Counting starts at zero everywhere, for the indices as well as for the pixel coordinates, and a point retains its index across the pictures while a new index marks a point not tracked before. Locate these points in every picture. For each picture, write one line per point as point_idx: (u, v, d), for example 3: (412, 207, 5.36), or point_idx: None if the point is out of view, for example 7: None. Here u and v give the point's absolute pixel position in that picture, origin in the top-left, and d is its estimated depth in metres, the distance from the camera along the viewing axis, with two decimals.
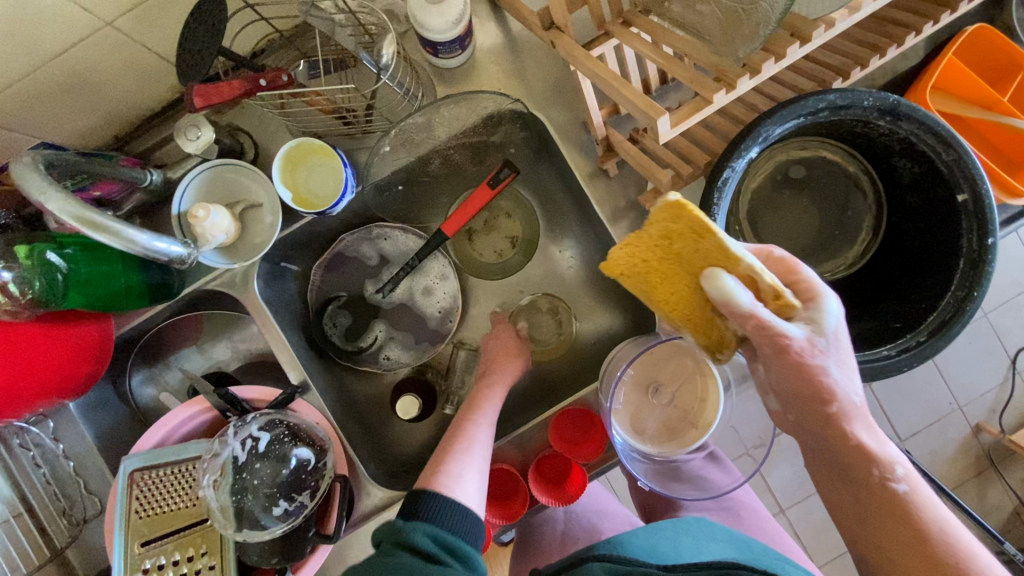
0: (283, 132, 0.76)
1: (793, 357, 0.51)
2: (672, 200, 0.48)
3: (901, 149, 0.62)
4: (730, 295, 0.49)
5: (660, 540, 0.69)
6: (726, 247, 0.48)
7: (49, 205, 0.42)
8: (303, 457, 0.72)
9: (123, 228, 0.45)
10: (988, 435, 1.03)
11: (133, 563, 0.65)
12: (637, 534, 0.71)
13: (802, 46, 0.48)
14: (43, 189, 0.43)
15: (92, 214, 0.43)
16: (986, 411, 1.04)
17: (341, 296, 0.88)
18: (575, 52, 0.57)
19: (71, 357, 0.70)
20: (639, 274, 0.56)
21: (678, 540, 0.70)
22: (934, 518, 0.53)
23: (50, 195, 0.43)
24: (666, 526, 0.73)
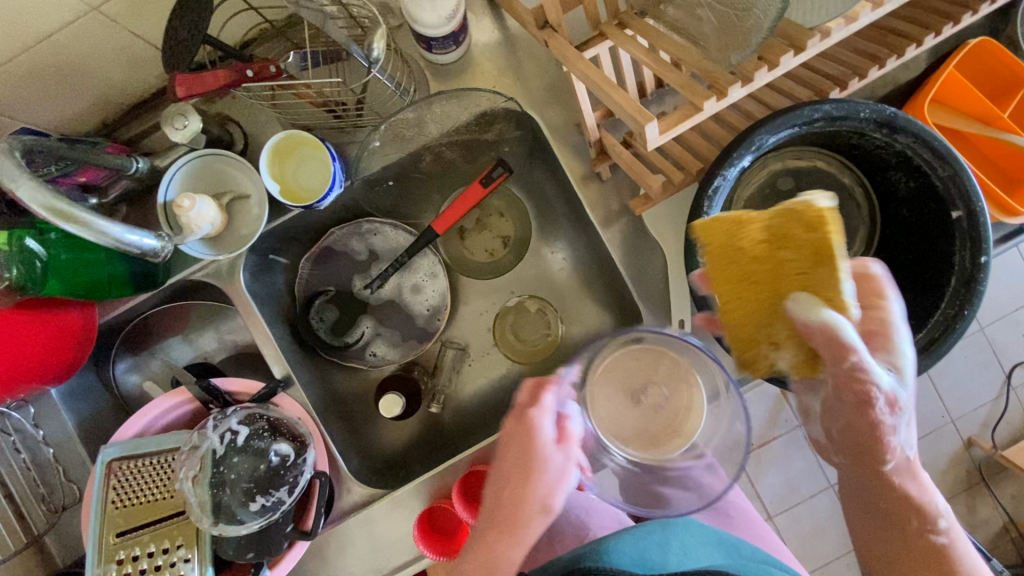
0: (274, 123, 0.75)
1: (869, 412, 0.50)
2: (822, 207, 0.44)
3: (897, 163, 0.62)
4: (830, 328, 0.45)
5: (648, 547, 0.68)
6: (842, 289, 0.46)
7: (20, 194, 0.41)
8: (282, 453, 0.71)
9: (95, 221, 0.43)
10: (980, 450, 1.00)
11: (108, 553, 0.65)
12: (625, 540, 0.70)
13: (796, 56, 0.47)
14: (13, 178, 0.42)
15: (63, 206, 0.41)
16: (978, 426, 1.01)
17: (329, 289, 0.88)
18: (568, 53, 0.56)
19: (54, 344, 0.70)
20: (724, 260, 0.49)
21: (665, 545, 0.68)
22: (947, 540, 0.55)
23: (24, 185, 0.42)
24: (653, 530, 0.72)
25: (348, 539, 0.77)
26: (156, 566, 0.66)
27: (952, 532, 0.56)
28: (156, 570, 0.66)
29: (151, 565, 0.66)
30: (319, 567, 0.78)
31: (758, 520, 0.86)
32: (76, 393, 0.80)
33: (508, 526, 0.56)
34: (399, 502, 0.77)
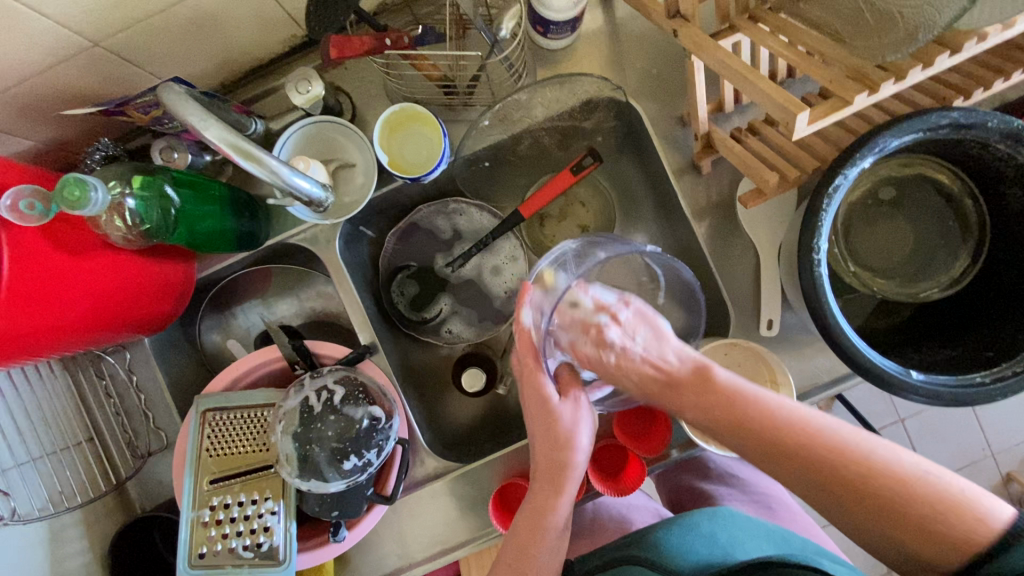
0: (382, 96, 0.77)
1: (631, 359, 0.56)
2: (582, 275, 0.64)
3: (1015, 176, 0.61)
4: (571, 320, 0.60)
5: (694, 537, 0.72)
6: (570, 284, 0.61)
7: (211, 131, 0.48)
8: (374, 417, 0.72)
9: (269, 158, 0.51)
10: (1018, 485, 1.18)
11: (201, 500, 0.67)
12: (670, 529, 0.73)
13: (951, 56, 0.47)
14: (200, 117, 0.48)
15: (249, 145, 0.49)
16: (1019, 462, 1.19)
17: (411, 265, 0.89)
18: (703, 42, 0.57)
19: (158, 294, 0.70)
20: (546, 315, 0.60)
21: (714, 537, 0.71)
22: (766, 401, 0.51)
23: (208, 123, 0.48)
24: (701, 520, 0.74)
25: (417, 510, 0.78)
26: (245, 516, 0.68)
27: (753, 391, 0.51)
28: (245, 519, 0.68)
29: (241, 514, 0.68)
30: (386, 538, 0.78)
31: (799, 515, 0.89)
32: (166, 345, 0.82)
33: (545, 493, 0.60)
34: (469, 479, 0.78)
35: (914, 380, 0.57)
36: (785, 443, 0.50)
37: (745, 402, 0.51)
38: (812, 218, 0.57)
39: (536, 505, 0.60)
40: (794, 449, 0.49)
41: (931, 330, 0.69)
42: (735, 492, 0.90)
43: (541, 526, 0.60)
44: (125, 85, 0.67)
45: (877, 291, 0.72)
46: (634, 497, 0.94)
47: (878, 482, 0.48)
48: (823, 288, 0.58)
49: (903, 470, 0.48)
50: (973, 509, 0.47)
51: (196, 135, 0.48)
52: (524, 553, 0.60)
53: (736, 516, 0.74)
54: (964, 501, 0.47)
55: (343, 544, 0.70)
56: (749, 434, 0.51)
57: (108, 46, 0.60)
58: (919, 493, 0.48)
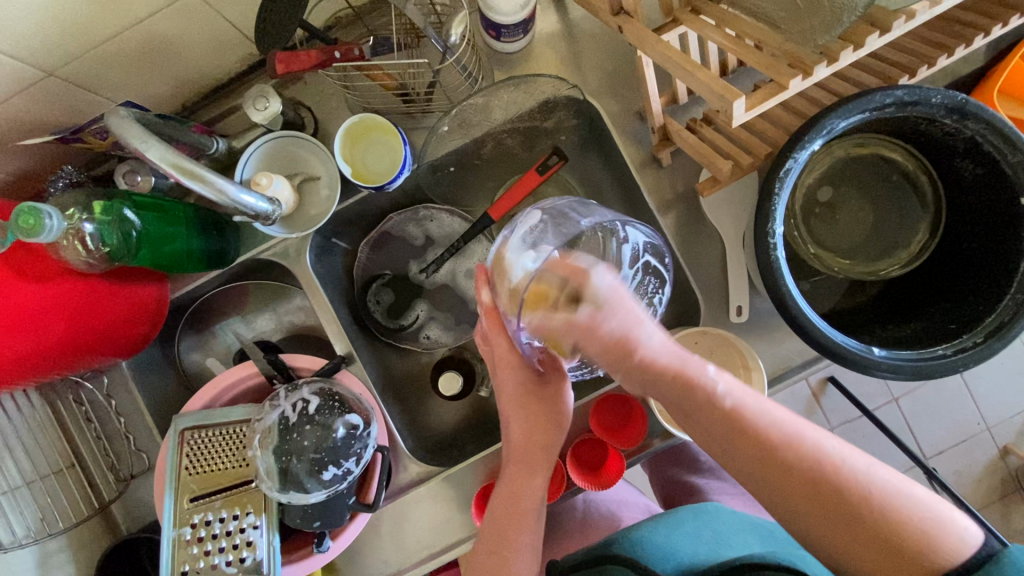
0: (344, 108, 0.77)
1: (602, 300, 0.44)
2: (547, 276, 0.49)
3: (964, 150, 0.62)
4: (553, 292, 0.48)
5: (681, 537, 0.70)
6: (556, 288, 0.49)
7: (152, 154, 0.48)
8: (351, 424, 0.74)
9: (212, 176, 0.52)
10: (1015, 458, 1.18)
11: (182, 517, 0.67)
12: (656, 529, 0.73)
13: (881, 37, 0.48)
14: (142, 140, 0.49)
15: (192, 165, 0.50)
16: (1014, 435, 1.20)
17: (386, 274, 0.89)
18: (646, 37, 0.58)
19: (130, 318, 0.71)
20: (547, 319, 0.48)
21: (698, 534, 0.71)
22: (779, 430, 0.46)
23: (150, 144, 0.49)
24: (686, 517, 0.74)
25: (404, 514, 0.78)
26: (227, 531, 0.68)
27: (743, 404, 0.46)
28: (227, 535, 0.68)
29: (223, 530, 0.68)
30: (375, 546, 0.79)
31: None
32: (144, 367, 0.82)
33: (514, 476, 0.63)
34: (453, 482, 0.78)
35: (877, 356, 0.58)
36: (779, 460, 0.45)
37: (749, 417, 0.46)
38: (765, 203, 0.58)
39: (511, 489, 0.63)
40: (747, 443, 0.46)
41: (894, 306, 0.70)
42: (724, 484, 0.90)
43: (516, 510, 0.63)
44: (83, 113, 0.67)
45: (839, 271, 0.73)
46: (624, 493, 0.95)
47: (839, 484, 0.45)
48: (780, 272, 0.58)
49: (878, 489, 0.45)
50: (943, 531, 0.44)
51: (137, 157, 0.49)
52: (499, 548, 0.63)
53: (722, 514, 0.74)
54: (935, 526, 0.44)
55: (327, 554, 0.70)
56: (778, 461, 0.45)
57: (62, 76, 0.60)
58: (884, 507, 0.44)
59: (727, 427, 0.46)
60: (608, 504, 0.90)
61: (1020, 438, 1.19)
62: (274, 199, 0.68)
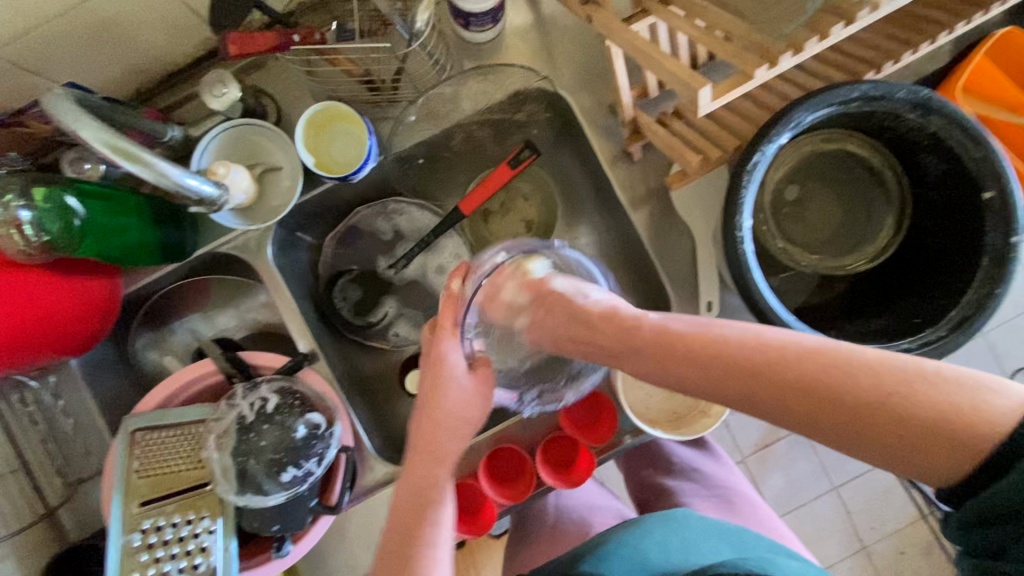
0: (308, 97, 0.75)
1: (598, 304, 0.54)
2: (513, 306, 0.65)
3: (928, 145, 0.62)
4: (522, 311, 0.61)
5: (650, 545, 0.69)
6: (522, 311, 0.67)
7: (87, 134, 0.45)
8: (312, 423, 0.70)
9: (155, 161, 0.50)
10: None
11: (131, 523, 0.64)
12: (625, 537, 0.71)
13: (846, 27, 0.48)
14: (74, 118, 0.46)
15: (131, 148, 0.47)
16: None
17: (353, 269, 0.87)
18: (614, 26, 0.57)
19: (76, 314, 0.67)
20: None
21: (667, 541, 0.69)
22: (762, 343, 0.47)
23: (84, 123, 0.46)
24: (654, 527, 0.72)
25: (369, 516, 0.76)
26: (180, 537, 0.65)
27: (712, 328, 0.49)
28: (180, 540, 0.65)
29: (175, 535, 0.65)
30: (339, 550, 0.76)
31: (756, 503, 0.88)
32: (96, 366, 0.78)
33: (416, 473, 0.56)
34: None
35: None
36: (777, 371, 0.46)
37: (735, 346, 0.47)
38: (733, 195, 0.58)
39: (413, 478, 0.56)
40: (733, 360, 0.47)
41: (861, 305, 0.71)
42: (696, 486, 0.90)
43: (417, 506, 0.54)
44: (26, 95, 0.64)
45: (809, 266, 0.72)
46: (596, 497, 0.93)
47: (852, 381, 0.44)
48: (748, 266, 0.58)
49: (891, 370, 0.43)
50: (983, 397, 0.42)
51: (71, 137, 0.46)
52: (401, 550, 0.53)
53: (689, 519, 0.73)
54: (966, 392, 0.42)
55: (289, 558, 0.68)
56: (787, 383, 0.45)
57: (2, 55, 0.57)
58: (913, 395, 0.43)
59: (710, 352, 0.48)
60: (579, 508, 0.89)
61: None
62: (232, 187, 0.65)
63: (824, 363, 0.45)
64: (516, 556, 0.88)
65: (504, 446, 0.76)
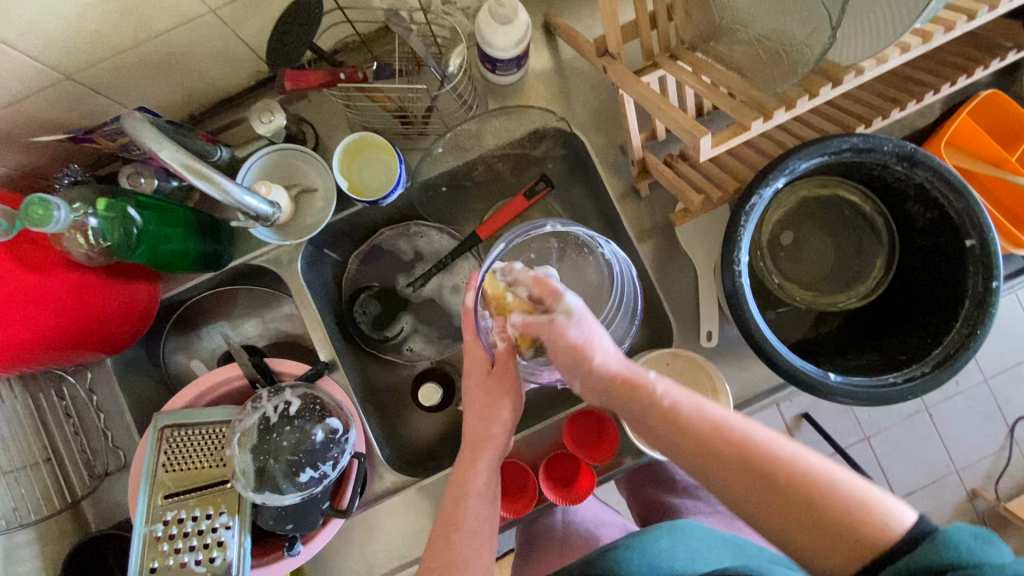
0: (344, 127, 0.82)
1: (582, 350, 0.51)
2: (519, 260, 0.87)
3: (915, 195, 0.67)
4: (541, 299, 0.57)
5: (658, 554, 0.69)
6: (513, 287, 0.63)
7: (167, 155, 0.51)
8: (331, 428, 0.75)
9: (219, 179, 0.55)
10: (983, 501, 1.23)
11: (155, 514, 0.68)
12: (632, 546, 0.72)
13: (834, 88, 0.53)
14: (156, 140, 0.51)
15: (203, 168, 0.53)
16: (982, 478, 1.25)
17: (373, 286, 0.92)
18: (628, 77, 0.63)
19: (119, 312, 0.73)
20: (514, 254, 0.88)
21: (674, 551, 0.69)
22: (709, 421, 0.49)
23: (165, 146, 0.51)
24: (661, 535, 0.73)
25: (377, 523, 0.79)
26: (198, 530, 0.68)
27: (706, 408, 0.49)
28: (198, 534, 0.68)
29: (194, 529, 0.68)
30: (346, 554, 0.79)
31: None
32: (128, 365, 0.83)
33: (466, 465, 0.63)
34: (429, 492, 0.79)
35: (833, 382, 0.62)
36: (733, 456, 0.47)
37: (707, 422, 0.49)
38: (732, 233, 0.63)
39: (467, 450, 0.63)
40: (715, 438, 0.48)
41: (853, 340, 0.75)
42: (700, 504, 0.92)
43: (460, 496, 0.61)
44: (94, 115, 0.71)
45: (802, 302, 0.77)
46: (602, 513, 0.95)
47: (789, 470, 0.46)
48: (745, 298, 0.62)
49: (798, 465, 0.46)
50: (877, 507, 0.45)
51: (152, 157, 0.51)
52: (446, 540, 0.60)
53: (694, 530, 0.74)
54: (869, 503, 0.45)
55: (298, 558, 0.70)
56: (726, 457, 0.47)
57: (79, 80, 0.64)
58: (824, 480, 0.46)
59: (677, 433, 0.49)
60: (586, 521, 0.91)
61: (985, 481, 1.24)
62: (274, 205, 0.72)
63: (770, 460, 0.47)
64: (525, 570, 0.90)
65: (510, 460, 0.79)
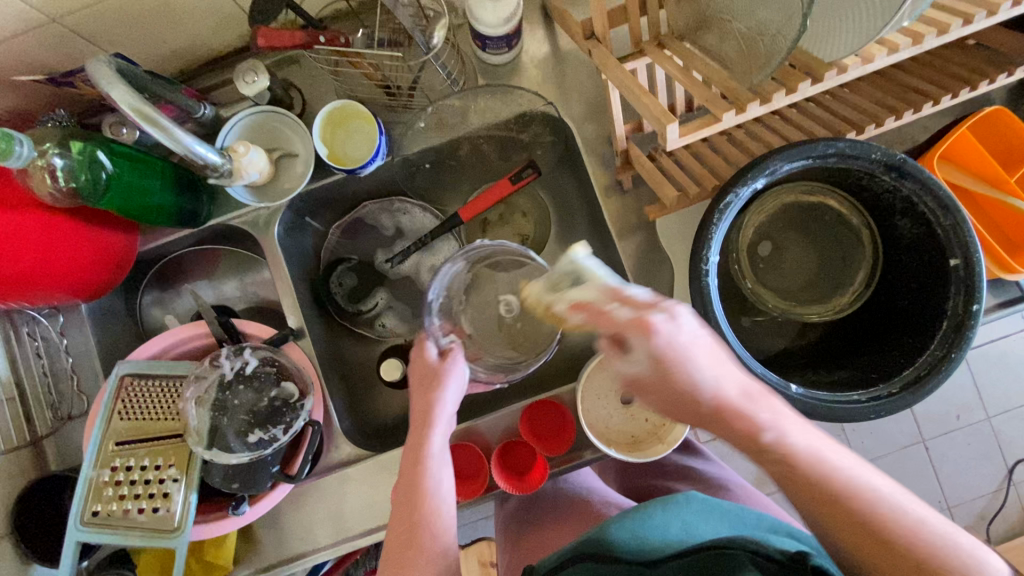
0: (332, 95, 0.82)
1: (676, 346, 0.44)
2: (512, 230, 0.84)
3: (903, 209, 0.64)
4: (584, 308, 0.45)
5: (648, 529, 0.65)
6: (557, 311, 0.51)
7: (115, 94, 0.53)
8: (286, 392, 0.76)
9: (169, 126, 0.56)
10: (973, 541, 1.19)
11: (105, 459, 0.69)
12: (622, 520, 0.66)
13: (814, 85, 0.51)
14: (108, 82, 0.53)
15: (150, 111, 0.54)
16: (975, 516, 1.21)
17: (351, 259, 0.92)
18: (609, 62, 0.61)
19: (91, 260, 0.73)
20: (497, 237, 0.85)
21: (667, 525, 0.66)
22: (820, 469, 0.49)
23: (115, 86, 0.53)
24: (654, 511, 0.68)
25: (326, 496, 0.78)
26: (145, 480, 0.69)
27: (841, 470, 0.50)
28: (144, 483, 0.69)
29: (141, 478, 0.69)
30: (294, 524, 0.78)
31: (756, 495, 0.87)
32: (103, 313, 0.84)
33: (410, 462, 0.62)
34: (382, 469, 0.78)
35: (793, 393, 0.59)
36: (829, 500, 0.49)
37: (843, 480, 0.49)
38: (703, 230, 0.61)
39: (416, 439, 0.62)
40: (792, 471, 0.50)
41: (828, 354, 0.72)
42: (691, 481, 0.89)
43: (416, 490, 0.60)
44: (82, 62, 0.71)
45: (777, 311, 0.75)
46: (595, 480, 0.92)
47: (877, 517, 0.49)
48: (709, 299, 0.61)
49: (886, 512, 0.49)
50: (952, 555, 0.48)
51: (103, 97, 0.53)
52: (407, 539, 0.59)
53: (689, 501, 0.70)
54: (950, 549, 0.48)
55: (243, 518, 0.71)
56: (821, 499, 0.50)
57: (65, 24, 0.65)
58: (903, 538, 0.48)
59: (815, 488, 0.50)
60: (580, 488, 0.88)
61: (978, 520, 1.20)
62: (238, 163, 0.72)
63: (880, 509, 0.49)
64: (518, 540, 0.85)
65: (466, 443, 0.78)
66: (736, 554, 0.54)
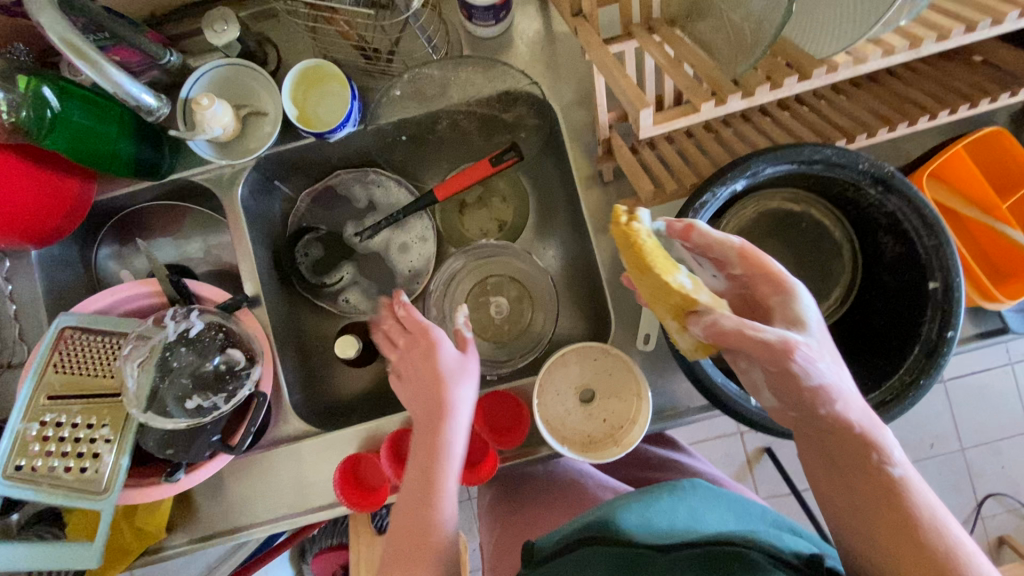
0: (309, 54, 0.78)
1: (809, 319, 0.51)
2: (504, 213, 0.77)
3: (887, 225, 0.62)
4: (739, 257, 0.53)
5: (655, 514, 0.57)
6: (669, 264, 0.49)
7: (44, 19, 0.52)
8: (233, 359, 0.73)
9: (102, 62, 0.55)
10: None
11: (34, 412, 0.65)
12: (627, 505, 0.58)
13: (801, 81, 0.48)
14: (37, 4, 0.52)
15: (82, 44, 0.53)
16: None
17: (320, 229, 0.88)
18: (593, 41, 0.58)
19: (39, 205, 0.69)
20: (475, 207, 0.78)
21: (674, 511, 0.59)
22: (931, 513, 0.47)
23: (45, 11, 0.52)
24: (659, 494, 0.61)
25: (268, 470, 0.75)
26: (75, 438, 0.66)
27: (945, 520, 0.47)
28: (74, 441, 0.66)
29: (71, 435, 0.66)
30: (234, 496, 0.75)
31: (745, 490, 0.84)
32: (54, 261, 0.80)
33: (425, 449, 0.61)
34: (328, 447, 0.75)
35: (752, 407, 0.57)
36: (927, 546, 0.46)
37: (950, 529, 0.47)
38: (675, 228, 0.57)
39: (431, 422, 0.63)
40: (900, 510, 0.48)
41: None
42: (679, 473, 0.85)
43: (431, 481, 0.60)
44: None
45: None
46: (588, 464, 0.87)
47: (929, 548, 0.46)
48: None
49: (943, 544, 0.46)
50: None
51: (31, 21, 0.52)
52: (414, 545, 0.58)
53: (694, 489, 0.63)
54: None
55: (177, 486, 0.68)
56: (916, 541, 0.47)
57: None
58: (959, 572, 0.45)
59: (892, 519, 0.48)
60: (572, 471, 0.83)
61: None
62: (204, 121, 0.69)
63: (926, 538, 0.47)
64: (508, 522, 0.81)
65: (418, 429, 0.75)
66: (750, 553, 0.48)
